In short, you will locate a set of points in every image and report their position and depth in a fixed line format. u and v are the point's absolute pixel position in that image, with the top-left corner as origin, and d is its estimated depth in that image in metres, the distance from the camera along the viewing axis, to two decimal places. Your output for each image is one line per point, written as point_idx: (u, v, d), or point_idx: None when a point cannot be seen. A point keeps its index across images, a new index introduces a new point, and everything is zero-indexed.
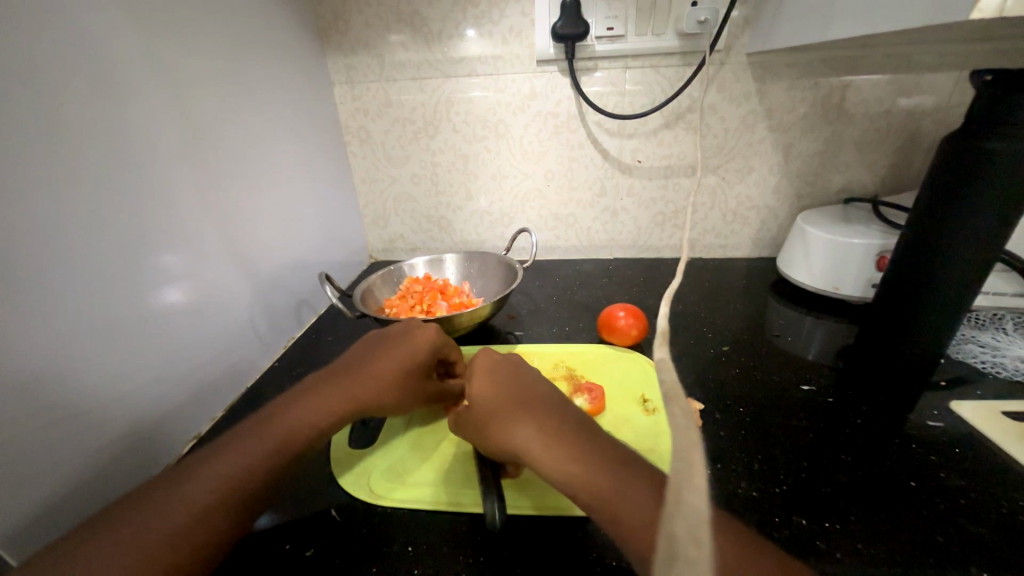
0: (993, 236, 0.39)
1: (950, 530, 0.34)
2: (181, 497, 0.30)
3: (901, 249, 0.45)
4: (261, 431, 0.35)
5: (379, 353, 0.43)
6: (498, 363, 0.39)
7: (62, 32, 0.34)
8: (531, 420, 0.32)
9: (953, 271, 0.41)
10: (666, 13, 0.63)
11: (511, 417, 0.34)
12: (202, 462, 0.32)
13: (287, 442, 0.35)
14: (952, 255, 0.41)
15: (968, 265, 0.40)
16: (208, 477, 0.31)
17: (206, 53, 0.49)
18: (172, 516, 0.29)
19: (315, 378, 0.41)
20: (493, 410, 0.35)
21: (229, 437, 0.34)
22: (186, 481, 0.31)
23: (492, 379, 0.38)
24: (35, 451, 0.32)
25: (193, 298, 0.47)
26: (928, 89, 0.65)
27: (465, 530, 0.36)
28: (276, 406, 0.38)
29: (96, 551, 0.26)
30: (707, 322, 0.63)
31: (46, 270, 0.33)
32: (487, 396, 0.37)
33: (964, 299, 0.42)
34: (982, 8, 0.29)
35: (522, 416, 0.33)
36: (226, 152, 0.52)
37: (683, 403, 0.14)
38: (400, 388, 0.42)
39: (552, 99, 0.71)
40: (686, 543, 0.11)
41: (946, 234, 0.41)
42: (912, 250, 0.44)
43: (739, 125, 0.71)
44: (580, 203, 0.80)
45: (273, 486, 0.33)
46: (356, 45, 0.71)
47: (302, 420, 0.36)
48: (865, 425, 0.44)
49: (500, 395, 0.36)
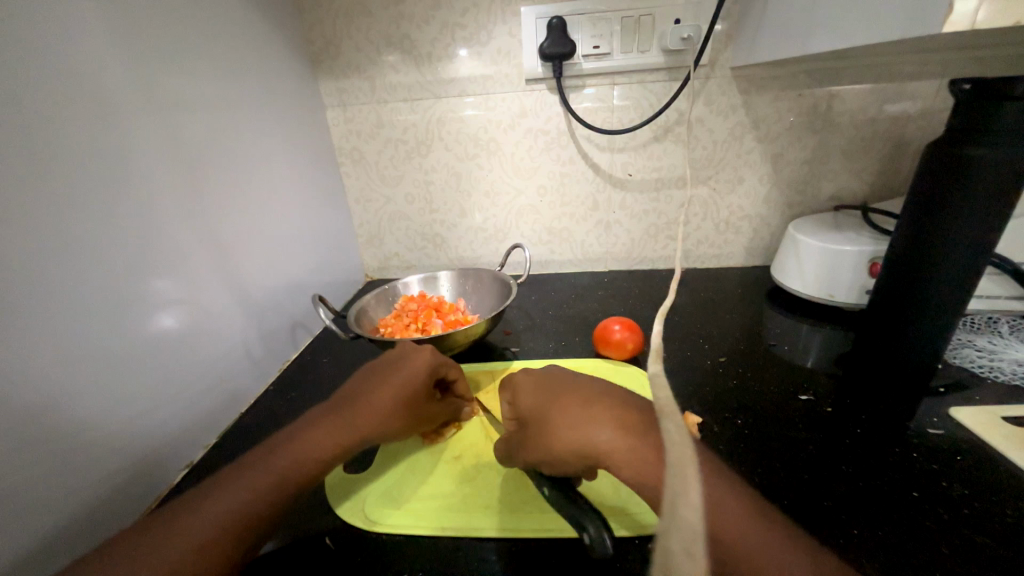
0: (973, 246, 0.39)
1: (955, 542, 0.33)
2: (176, 530, 0.29)
3: (892, 257, 0.45)
4: (261, 462, 0.34)
5: (380, 384, 0.42)
6: (536, 375, 0.38)
7: (54, 64, 0.35)
8: (604, 414, 0.32)
9: (943, 273, 0.41)
10: (650, 31, 0.64)
11: (580, 412, 0.32)
12: (201, 495, 0.31)
13: (286, 477, 0.34)
14: (941, 259, 0.41)
15: (954, 269, 0.40)
16: (210, 509, 0.30)
17: (200, 81, 0.50)
18: (166, 553, 0.28)
19: (316, 409, 0.40)
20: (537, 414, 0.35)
21: (228, 469, 0.34)
22: (180, 513, 0.30)
23: (540, 389, 0.36)
24: (27, 487, 0.31)
25: (186, 323, 0.46)
26: (912, 96, 0.66)
27: (463, 555, 0.35)
28: (276, 439, 0.37)
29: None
30: (703, 333, 0.63)
31: (33, 300, 0.32)
32: (543, 406, 0.35)
33: (946, 306, 0.42)
34: (953, 22, 0.30)
35: (592, 413, 0.32)
36: (219, 177, 0.52)
37: (678, 420, 0.15)
38: (399, 415, 0.41)
39: (542, 116, 0.72)
40: None
41: (934, 239, 0.41)
42: (901, 258, 0.44)
43: (727, 137, 0.71)
44: (573, 217, 0.80)
45: (272, 519, 0.32)
46: (348, 69, 0.72)
47: (302, 449, 0.36)
48: (865, 435, 0.43)
49: (558, 398, 0.35)
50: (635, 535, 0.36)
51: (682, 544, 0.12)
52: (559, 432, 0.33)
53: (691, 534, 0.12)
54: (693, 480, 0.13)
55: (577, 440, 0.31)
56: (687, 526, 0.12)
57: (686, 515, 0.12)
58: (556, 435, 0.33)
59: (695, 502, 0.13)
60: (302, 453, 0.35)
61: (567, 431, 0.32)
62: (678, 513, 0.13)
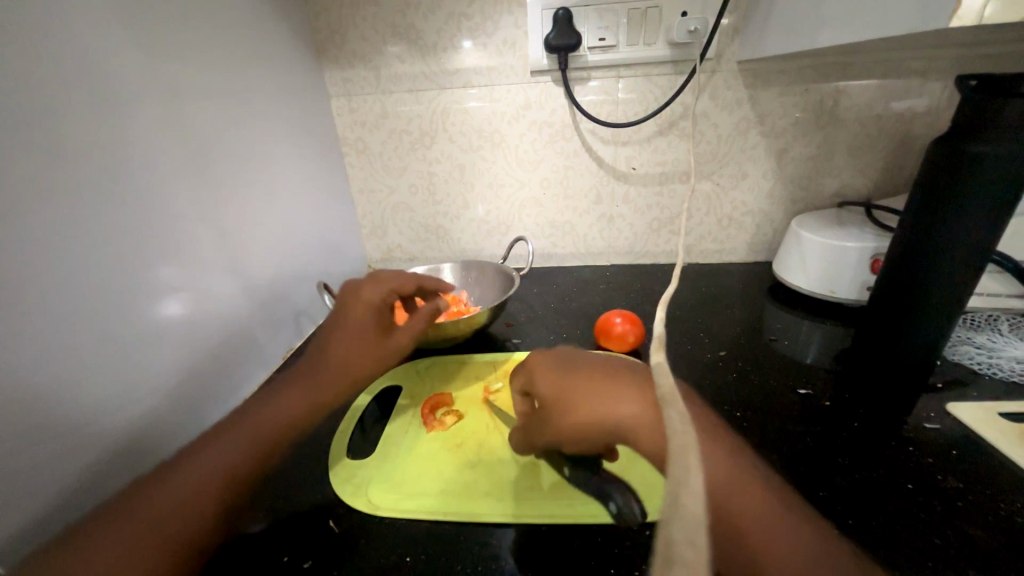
0: (991, 204, 0.38)
1: (947, 533, 0.34)
2: (166, 494, 0.30)
3: (909, 236, 0.44)
4: (238, 427, 0.35)
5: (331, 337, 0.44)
6: (552, 356, 0.36)
7: (64, 53, 0.35)
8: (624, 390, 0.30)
9: (970, 240, 0.39)
10: (657, 23, 0.64)
11: (600, 388, 0.31)
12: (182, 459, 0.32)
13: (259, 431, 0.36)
14: (964, 226, 0.39)
15: (979, 234, 0.39)
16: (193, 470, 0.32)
17: (206, 69, 0.50)
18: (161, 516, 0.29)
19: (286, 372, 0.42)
20: (557, 394, 0.33)
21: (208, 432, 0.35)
22: (171, 483, 0.30)
23: (556, 369, 0.34)
24: (32, 467, 0.32)
25: (192, 310, 0.47)
26: (919, 93, 0.66)
27: (464, 538, 0.36)
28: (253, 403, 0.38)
29: (73, 554, 0.26)
30: (704, 327, 0.63)
31: (39, 282, 0.33)
32: (559, 385, 0.33)
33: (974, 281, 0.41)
34: (962, 16, 0.30)
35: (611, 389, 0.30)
36: (224, 167, 0.52)
37: (680, 413, 0.15)
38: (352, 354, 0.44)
39: (546, 108, 0.72)
40: (682, 543, 0.12)
41: (955, 211, 0.39)
42: (922, 233, 0.42)
43: (732, 131, 0.71)
44: (576, 210, 0.80)
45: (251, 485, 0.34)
46: (353, 59, 0.72)
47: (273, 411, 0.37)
48: (862, 428, 0.44)
49: (576, 374, 0.33)
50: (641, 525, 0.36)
51: (684, 537, 0.12)
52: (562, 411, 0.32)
53: (693, 527, 0.12)
54: (693, 471, 0.14)
55: (598, 419, 0.30)
56: (686, 513, 0.12)
57: (687, 502, 0.13)
58: (577, 416, 0.31)
59: (696, 490, 0.13)
60: (276, 412, 0.37)
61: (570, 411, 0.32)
62: (677, 500, 0.13)
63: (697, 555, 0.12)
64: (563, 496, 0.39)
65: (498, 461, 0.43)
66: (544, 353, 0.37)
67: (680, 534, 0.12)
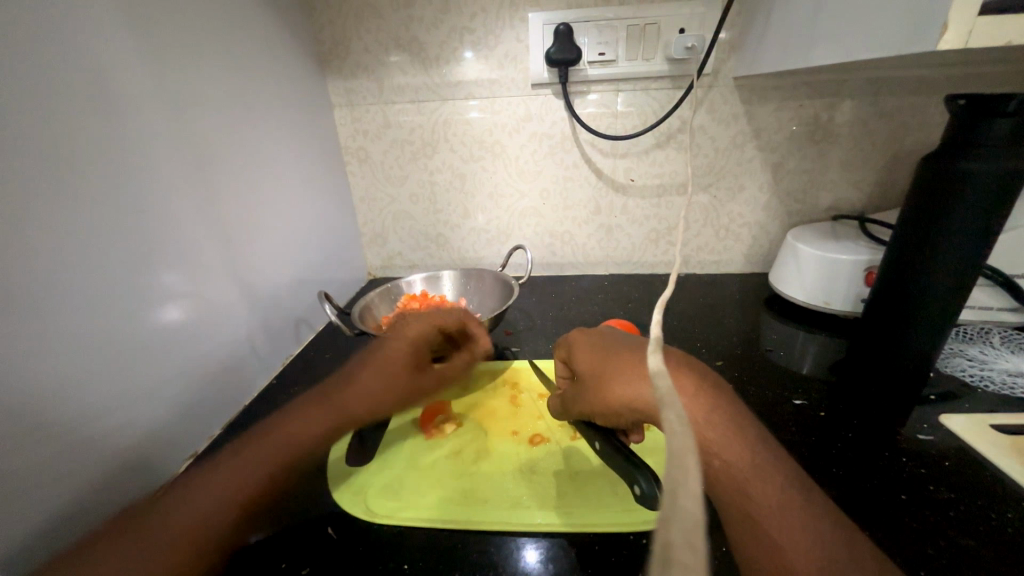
0: (979, 246, 0.40)
1: (941, 544, 0.34)
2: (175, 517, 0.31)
3: (893, 253, 0.45)
4: (251, 448, 0.36)
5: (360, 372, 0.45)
6: (594, 338, 0.41)
7: (68, 57, 0.35)
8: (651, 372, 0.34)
9: (949, 262, 0.41)
10: (655, 39, 0.66)
11: (629, 368, 0.35)
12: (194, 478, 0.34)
13: (283, 451, 0.37)
14: (945, 247, 0.41)
15: (961, 258, 0.40)
16: (208, 483, 0.33)
17: (212, 79, 0.51)
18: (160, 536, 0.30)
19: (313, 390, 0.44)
20: (589, 371, 0.39)
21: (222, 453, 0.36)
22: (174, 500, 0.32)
23: (594, 349, 0.40)
24: (31, 471, 0.32)
25: (192, 316, 0.47)
26: (911, 110, 0.67)
27: (463, 546, 0.36)
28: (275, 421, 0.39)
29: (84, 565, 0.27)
30: (701, 337, 0.64)
31: (41, 285, 0.33)
32: (593, 362, 0.39)
33: (957, 298, 0.42)
34: (947, 40, 0.31)
35: (640, 370, 0.34)
36: (228, 175, 0.53)
37: (678, 411, 0.14)
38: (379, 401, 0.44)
39: (546, 121, 0.73)
40: (682, 546, 0.10)
41: (935, 233, 0.41)
42: (903, 251, 0.44)
43: (728, 145, 0.73)
44: (576, 220, 0.81)
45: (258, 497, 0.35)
46: (356, 70, 0.73)
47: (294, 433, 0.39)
48: (856, 439, 0.44)
49: (610, 356, 0.38)
50: (642, 532, 0.37)
51: (684, 537, 0.10)
52: (593, 393, 0.38)
53: (694, 525, 0.11)
54: (692, 469, 0.12)
55: (622, 395, 0.35)
56: (687, 513, 0.11)
57: (688, 506, 0.11)
58: (603, 390, 0.36)
59: (698, 492, 0.11)
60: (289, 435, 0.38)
61: (598, 394, 0.37)
62: (676, 500, 0.11)
63: (697, 557, 0.10)
64: (561, 505, 0.39)
65: (498, 469, 0.44)
66: (585, 334, 0.43)
67: (683, 536, 0.10)
